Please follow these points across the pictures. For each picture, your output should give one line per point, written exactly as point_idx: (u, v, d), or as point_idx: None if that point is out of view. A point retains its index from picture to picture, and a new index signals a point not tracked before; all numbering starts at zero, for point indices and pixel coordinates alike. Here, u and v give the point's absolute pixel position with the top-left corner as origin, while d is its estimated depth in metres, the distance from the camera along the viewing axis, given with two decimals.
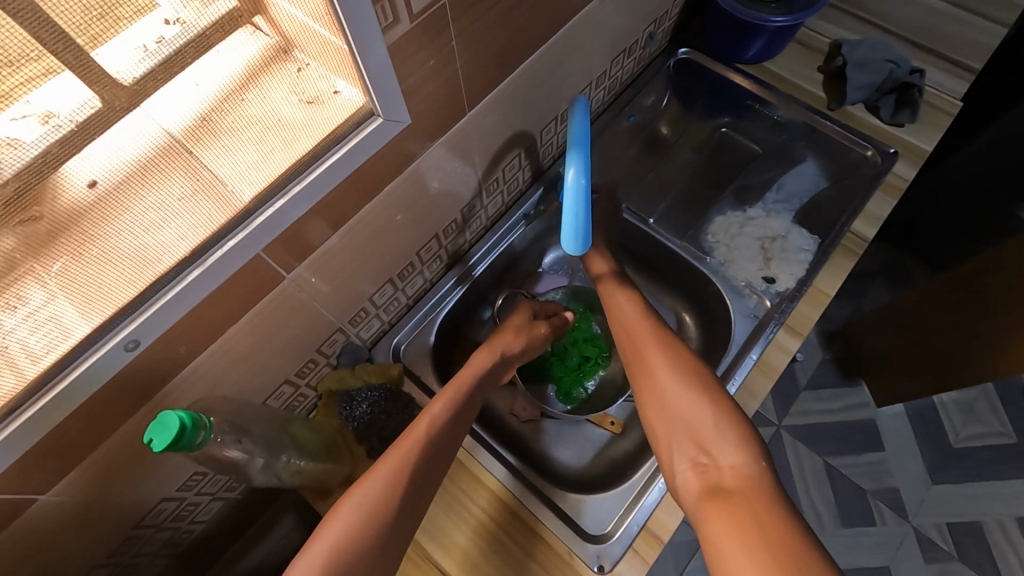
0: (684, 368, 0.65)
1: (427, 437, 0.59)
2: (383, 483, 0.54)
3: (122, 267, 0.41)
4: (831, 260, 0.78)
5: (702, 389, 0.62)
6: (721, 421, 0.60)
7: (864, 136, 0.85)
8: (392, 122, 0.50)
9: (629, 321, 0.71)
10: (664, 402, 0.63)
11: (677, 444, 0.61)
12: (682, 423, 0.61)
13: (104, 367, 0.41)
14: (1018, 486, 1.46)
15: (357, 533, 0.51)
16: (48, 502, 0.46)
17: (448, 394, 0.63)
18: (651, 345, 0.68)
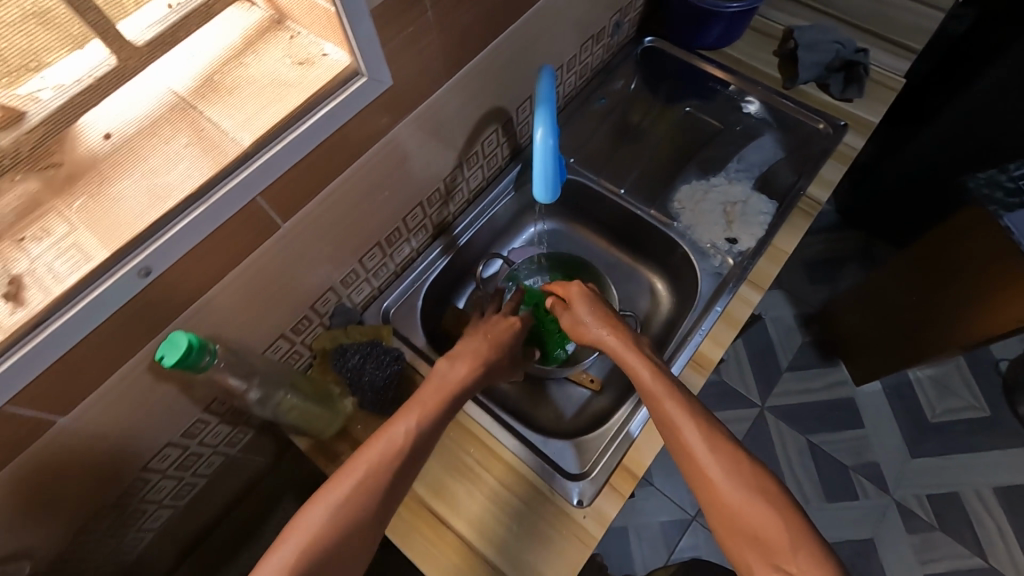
0: (744, 470, 0.58)
1: (401, 440, 0.59)
2: (352, 484, 0.56)
3: (138, 201, 0.46)
4: (788, 221, 0.85)
5: (767, 496, 0.56)
6: (794, 532, 0.54)
7: (816, 111, 0.93)
8: (375, 81, 0.55)
9: (677, 419, 0.62)
10: (725, 509, 0.57)
11: (749, 557, 0.55)
12: (749, 533, 0.55)
13: (121, 290, 0.45)
14: (994, 456, 1.52)
15: (321, 532, 0.53)
16: (65, 426, 0.50)
17: (427, 407, 0.63)
18: (697, 440, 0.60)
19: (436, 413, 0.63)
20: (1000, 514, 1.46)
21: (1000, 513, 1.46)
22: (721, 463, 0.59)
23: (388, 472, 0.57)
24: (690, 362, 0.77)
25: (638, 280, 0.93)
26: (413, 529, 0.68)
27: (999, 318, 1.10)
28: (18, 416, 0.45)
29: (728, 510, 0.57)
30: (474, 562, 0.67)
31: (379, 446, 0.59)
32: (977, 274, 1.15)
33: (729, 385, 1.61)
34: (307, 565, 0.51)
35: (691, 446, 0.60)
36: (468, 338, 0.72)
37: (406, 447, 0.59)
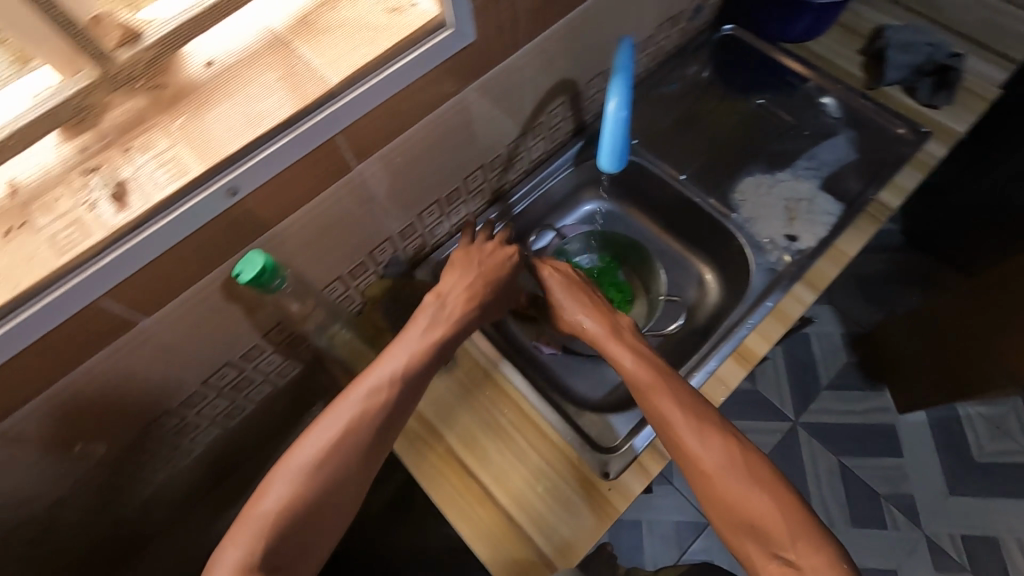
0: (740, 458, 0.59)
1: (379, 389, 0.60)
2: (333, 433, 0.57)
3: (233, 126, 0.49)
4: (854, 225, 0.83)
5: (763, 482, 0.58)
6: (790, 517, 0.55)
7: (898, 114, 0.89)
8: (459, 35, 0.56)
9: (667, 410, 0.62)
10: (721, 500, 0.58)
11: (747, 544, 0.57)
12: (746, 521, 0.56)
13: (210, 205, 0.49)
14: None
15: (303, 480, 0.55)
16: (146, 328, 0.54)
17: (410, 356, 0.63)
18: (691, 431, 0.60)
19: (416, 362, 0.63)
20: None
21: None
22: (714, 453, 0.59)
23: (368, 422, 0.58)
24: (733, 354, 0.76)
25: (687, 269, 0.93)
26: (441, 478, 0.71)
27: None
28: (108, 310, 0.49)
29: (722, 499, 0.58)
30: (497, 515, 0.69)
31: (357, 394, 0.59)
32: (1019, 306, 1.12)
33: (763, 395, 1.57)
34: (297, 505, 0.55)
35: (686, 438, 0.60)
36: (451, 278, 0.70)
37: (384, 396, 0.60)
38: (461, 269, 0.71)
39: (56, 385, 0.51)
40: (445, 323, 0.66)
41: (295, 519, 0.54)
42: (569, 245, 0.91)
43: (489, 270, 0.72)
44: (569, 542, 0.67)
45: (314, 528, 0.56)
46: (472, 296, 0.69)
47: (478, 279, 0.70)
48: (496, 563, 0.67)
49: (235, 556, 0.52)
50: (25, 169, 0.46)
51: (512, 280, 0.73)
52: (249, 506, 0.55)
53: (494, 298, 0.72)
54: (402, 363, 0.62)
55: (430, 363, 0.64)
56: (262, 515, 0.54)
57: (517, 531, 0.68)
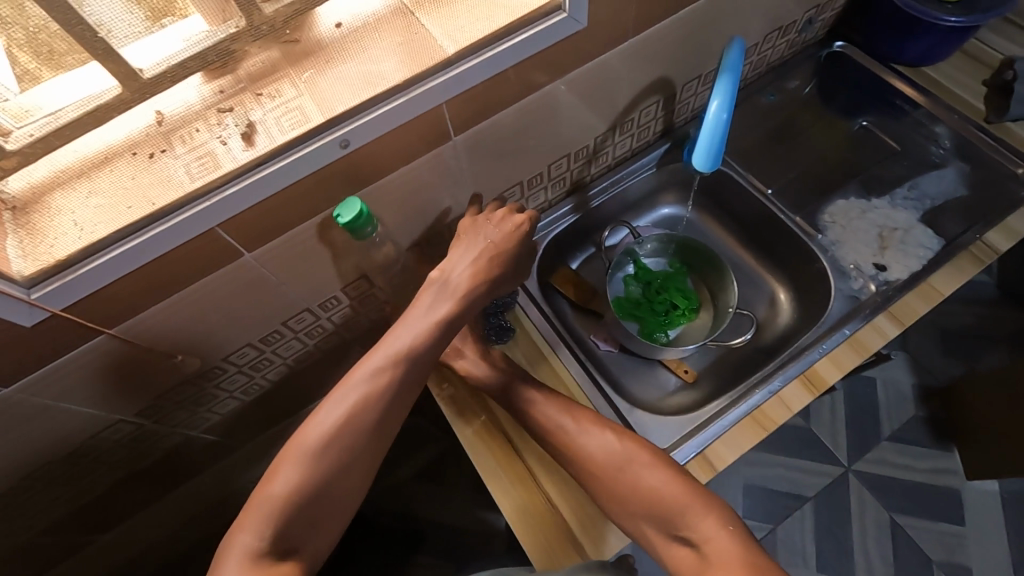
0: (627, 448, 0.63)
1: (384, 369, 0.56)
2: (339, 416, 0.54)
3: (355, 84, 0.53)
4: (952, 262, 0.78)
5: (646, 463, 0.62)
6: (679, 490, 0.60)
7: (1017, 152, 0.83)
8: (572, 21, 0.58)
9: (551, 414, 0.67)
10: (616, 496, 0.62)
11: (651, 531, 0.60)
12: (644, 511, 0.60)
13: (324, 154, 0.52)
14: None
15: (309, 463, 0.53)
16: (247, 262, 0.59)
17: (420, 333, 0.58)
18: (572, 430, 0.65)
19: (422, 341, 0.58)
20: None
21: None
22: (598, 447, 0.64)
23: (374, 408, 0.55)
24: (799, 376, 0.73)
25: (760, 285, 0.90)
26: (490, 454, 0.73)
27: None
28: (221, 240, 0.54)
29: (615, 489, 0.62)
30: (539, 500, 0.70)
31: (362, 374, 0.56)
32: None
33: (817, 436, 1.44)
34: (307, 490, 0.53)
35: (570, 441, 0.65)
36: (456, 254, 0.65)
37: (387, 379, 0.56)
38: (466, 243, 0.65)
39: (167, 300, 0.57)
40: (451, 297, 0.61)
41: (304, 505, 0.53)
42: (638, 249, 0.90)
43: (497, 244, 0.65)
44: (605, 537, 0.68)
45: (323, 513, 0.54)
46: (480, 274, 0.63)
47: (484, 256, 0.64)
48: (533, 548, 0.67)
49: (246, 542, 0.51)
50: (170, 104, 0.50)
51: (522, 256, 0.67)
52: (256, 491, 0.53)
53: (500, 275, 0.65)
54: (406, 341, 0.57)
55: (436, 342, 0.59)
56: (265, 506, 0.52)
57: (555, 519, 0.69)
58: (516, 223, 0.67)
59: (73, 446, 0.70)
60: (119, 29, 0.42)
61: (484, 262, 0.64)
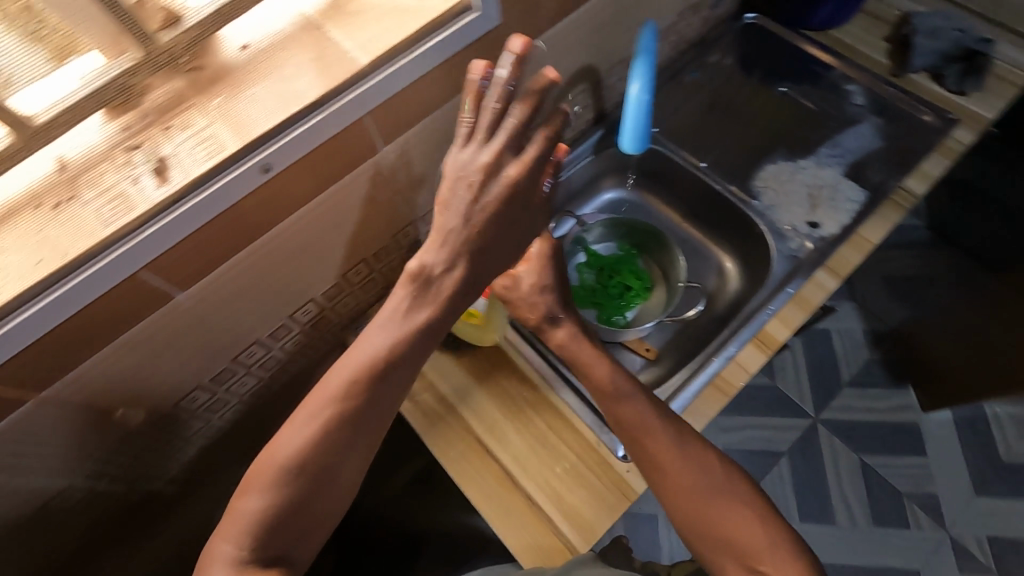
0: (716, 472, 0.60)
1: (353, 384, 0.54)
2: (306, 435, 0.53)
3: (267, 105, 0.51)
4: (877, 211, 0.82)
5: (734, 493, 0.59)
6: (766, 528, 0.57)
7: (923, 101, 0.88)
8: (484, 18, 0.57)
9: (639, 420, 0.62)
10: (696, 516, 0.58)
11: (725, 562, 0.57)
12: (723, 536, 0.57)
13: (244, 181, 0.50)
14: None
15: (281, 475, 0.52)
16: (181, 302, 0.56)
17: (402, 334, 0.55)
18: (664, 446, 0.61)
19: (388, 353, 0.55)
20: None
21: None
22: (689, 465, 0.60)
23: (340, 426, 0.53)
24: (752, 339, 0.76)
25: (707, 257, 0.93)
26: (465, 459, 0.72)
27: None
28: (148, 282, 0.51)
29: (698, 511, 0.58)
30: (517, 496, 0.70)
31: (339, 380, 0.54)
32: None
33: (784, 393, 1.49)
34: (279, 505, 0.52)
35: (658, 451, 0.60)
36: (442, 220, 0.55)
37: (353, 397, 0.54)
38: (454, 206, 0.55)
39: (98, 353, 0.54)
40: (433, 303, 0.56)
41: (277, 524, 0.52)
42: (587, 233, 0.92)
43: (479, 227, 0.55)
44: (589, 524, 0.68)
45: (301, 529, 0.54)
46: (466, 275, 0.56)
47: (467, 251, 0.55)
48: (518, 546, 0.67)
49: (228, 552, 0.51)
50: (73, 147, 0.48)
51: (510, 236, 0.57)
52: (230, 510, 0.53)
53: (487, 262, 0.57)
54: (374, 351, 0.55)
55: (406, 353, 0.56)
56: (241, 518, 0.52)
57: (538, 514, 0.69)
58: (506, 179, 0.55)
59: (23, 516, 0.66)
60: (21, 73, 0.42)
61: (469, 244, 0.55)
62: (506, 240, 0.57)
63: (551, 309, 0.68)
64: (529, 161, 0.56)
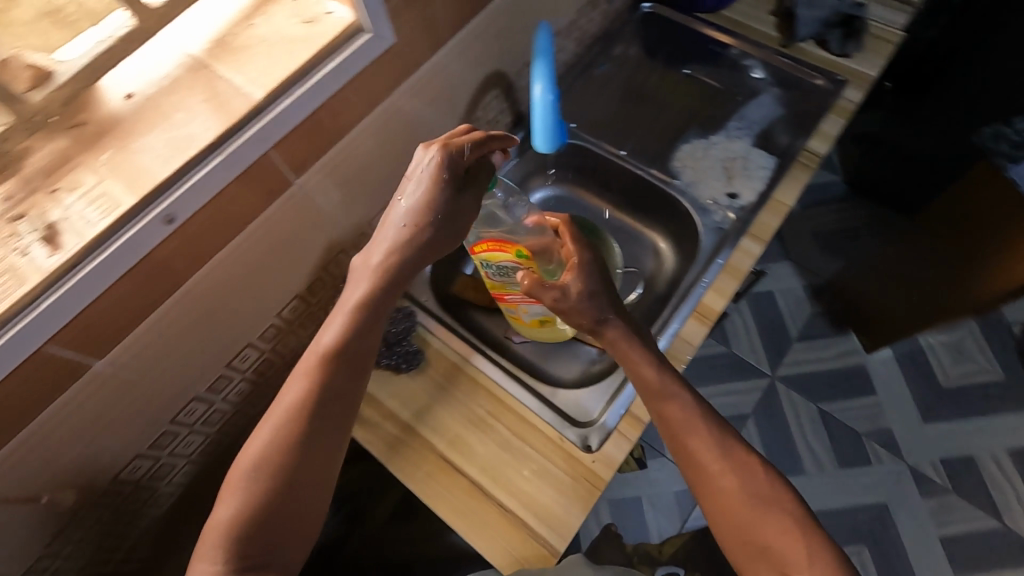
0: (757, 477, 0.57)
1: (315, 369, 0.57)
2: (275, 426, 0.55)
3: (162, 153, 0.49)
4: (788, 174, 0.87)
5: (776, 501, 0.56)
6: (806, 538, 0.54)
7: (813, 67, 0.94)
8: (378, 38, 0.57)
9: (685, 421, 0.60)
10: (733, 523, 0.56)
11: (761, 571, 0.54)
12: (761, 544, 0.54)
13: (148, 235, 0.48)
14: (1014, 420, 1.43)
15: (252, 474, 0.53)
16: (100, 370, 0.53)
17: (350, 317, 0.59)
18: (710, 450, 0.58)
19: (345, 339, 0.58)
20: (1020, 482, 1.37)
21: (1019, 481, 1.37)
22: (732, 469, 0.57)
23: (307, 414, 0.55)
24: (693, 314, 0.78)
25: (641, 241, 0.95)
26: (431, 478, 0.71)
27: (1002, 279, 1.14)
28: (58, 356, 0.48)
29: (735, 516, 0.56)
30: (490, 506, 0.70)
31: (299, 373, 0.57)
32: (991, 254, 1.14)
33: (739, 356, 1.55)
34: (252, 507, 0.52)
35: (701, 453, 0.58)
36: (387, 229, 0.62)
37: (317, 384, 0.56)
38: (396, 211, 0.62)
39: (14, 440, 0.50)
40: (369, 277, 0.60)
41: (254, 527, 0.52)
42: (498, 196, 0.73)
43: (416, 204, 0.61)
44: (563, 520, 0.68)
45: (278, 532, 0.53)
46: (399, 246, 0.61)
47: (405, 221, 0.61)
48: (496, 554, 0.67)
49: (205, 567, 0.50)
50: None
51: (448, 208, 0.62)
52: (209, 523, 0.53)
53: (430, 241, 0.62)
54: (332, 339, 0.58)
55: (361, 336, 0.59)
56: (218, 528, 0.52)
57: (512, 521, 0.69)
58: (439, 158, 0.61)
59: None
60: None
61: (405, 244, 0.61)
62: (445, 226, 0.62)
63: (601, 312, 0.64)
64: (452, 147, 0.62)
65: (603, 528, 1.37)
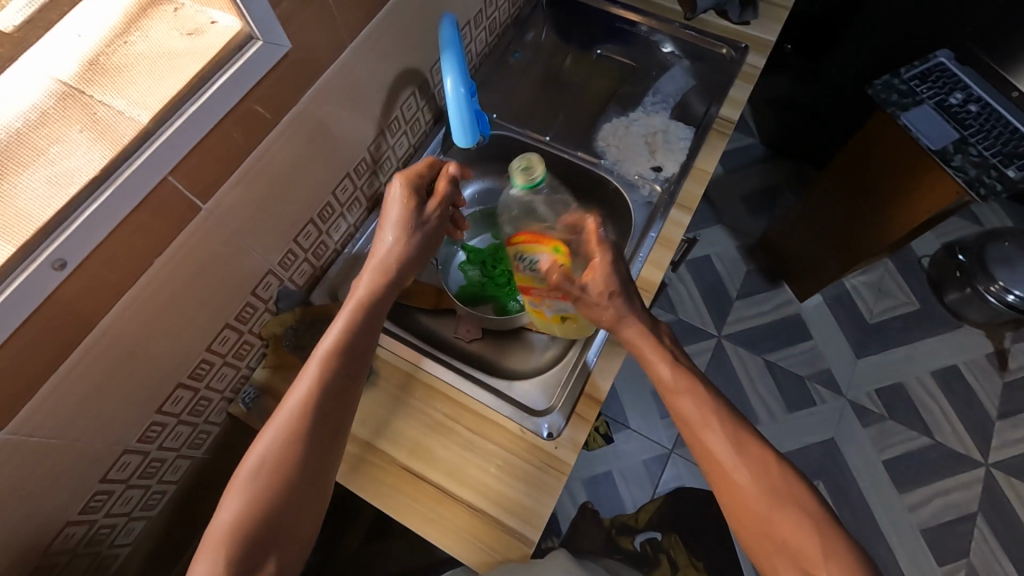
0: (774, 474, 0.57)
1: (324, 372, 0.56)
2: (283, 427, 0.54)
3: (37, 190, 0.44)
4: (705, 142, 0.90)
5: (790, 497, 0.55)
6: (823, 533, 0.53)
7: (717, 37, 0.98)
8: (273, 45, 0.54)
9: (701, 421, 0.60)
10: (748, 515, 0.56)
11: (777, 563, 0.54)
12: (778, 540, 0.54)
13: (37, 285, 0.44)
14: (932, 344, 1.56)
15: (259, 481, 0.52)
16: (6, 440, 0.48)
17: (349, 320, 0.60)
18: (725, 446, 0.58)
19: (349, 337, 0.59)
20: (943, 399, 1.50)
21: (942, 398, 1.50)
22: (747, 465, 0.57)
23: (314, 412, 0.55)
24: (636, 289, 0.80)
25: None
26: (395, 490, 0.70)
27: (897, 219, 1.24)
28: None
29: (751, 512, 0.55)
30: (460, 509, 0.69)
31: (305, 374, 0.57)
32: (891, 197, 1.24)
33: (686, 321, 1.61)
34: (259, 509, 0.51)
35: (715, 447, 0.58)
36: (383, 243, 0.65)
37: (326, 384, 0.56)
38: (385, 229, 0.66)
39: None
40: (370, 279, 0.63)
41: (258, 529, 0.50)
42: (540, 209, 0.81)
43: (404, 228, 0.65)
44: (533, 510, 0.68)
45: (281, 536, 0.51)
46: (393, 253, 0.65)
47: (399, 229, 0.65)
48: (470, 553, 0.67)
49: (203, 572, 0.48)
50: None
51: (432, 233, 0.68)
52: (207, 530, 0.51)
53: (422, 247, 0.67)
54: (336, 338, 0.58)
55: (363, 335, 0.60)
56: (218, 534, 0.50)
57: (484, 520, 0.68)
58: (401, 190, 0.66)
59: None
60: None
61: (393, 257, 0.65)
62: (423, 235, 0.67)
63: (620, 309, 0.66)
64: (414, 172, 0.67)
65: (579, 507, 1.39)
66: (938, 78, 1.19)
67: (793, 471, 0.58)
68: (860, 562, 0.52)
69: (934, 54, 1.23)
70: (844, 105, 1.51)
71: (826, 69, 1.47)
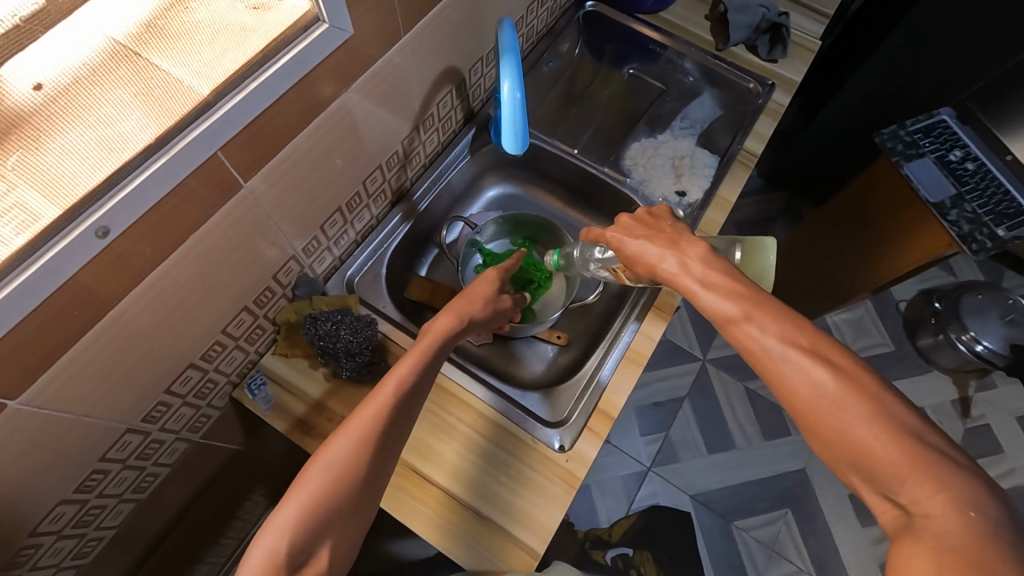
0: (851, 388, 0.44)
1: (400, 393, 0.54)
2: (355, 442, 0.51)
3: (88, 152, 0.42)
4: (729, 172, 0.92)
5: (871, 411, 0.43)
6: (912, 451, 0.41)
7: (746, 71, 1.00)
8: (337, 30, 0.53)
9: (768, 344, 0.48)
10: (820, 432, 0.45)
11: (856, 480, 0.44)
12: (852, 460, 0.44)
13: (77, 253, 0.42)
14: (903, 385, 1.62)
15: (329, 491, 0.48)
16: (19, 409, 0.45)
17: (426, 351, 0.58)
18: (787, 361, 0.47)
19: (427, 364, 0.57)
20: None
21: None
22: (820, 382, 0.45)
23: (388, 429, 0.52)
24: (652, 308, 0.82)
25: None
26: (401, 491, 0.69)
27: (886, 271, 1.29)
28: None
29: (823, 434, 0.45)
30: (463, 512, 0.68)
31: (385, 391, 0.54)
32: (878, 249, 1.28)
33: (674, 342, 1.61)
34: (320, 514, 0.48)
35: (772, 365, 0.48)
36: (471, 302, 0.65)
37: (400, 402, 0.54)
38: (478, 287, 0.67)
39: None
40: (452, 313, 0.62)
41: (316, 534, 0.47)
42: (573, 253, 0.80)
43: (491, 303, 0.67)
44: (538, 520, 0.68)
45: (335, 538, 0.48)
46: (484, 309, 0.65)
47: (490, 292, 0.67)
48: (469, 557, 0.66)
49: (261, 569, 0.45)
50: None
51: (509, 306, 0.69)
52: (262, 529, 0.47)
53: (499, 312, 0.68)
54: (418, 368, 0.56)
55: (432, 364, 0.58)
56: (276, 537, 0.46)
57: (488, 526, 0.68)
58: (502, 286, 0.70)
59: None
60: None
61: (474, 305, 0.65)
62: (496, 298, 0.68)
63: (655, 249, 0.59)
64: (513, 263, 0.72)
65: None
66: (940, 133, 1.25)
67: (878, 381, 0.45)
68: (965, 484, 0.40)
69: (937, 111, 1.29)
70: (846, 149, 1.57)
71: (830, 111, 1.52)
